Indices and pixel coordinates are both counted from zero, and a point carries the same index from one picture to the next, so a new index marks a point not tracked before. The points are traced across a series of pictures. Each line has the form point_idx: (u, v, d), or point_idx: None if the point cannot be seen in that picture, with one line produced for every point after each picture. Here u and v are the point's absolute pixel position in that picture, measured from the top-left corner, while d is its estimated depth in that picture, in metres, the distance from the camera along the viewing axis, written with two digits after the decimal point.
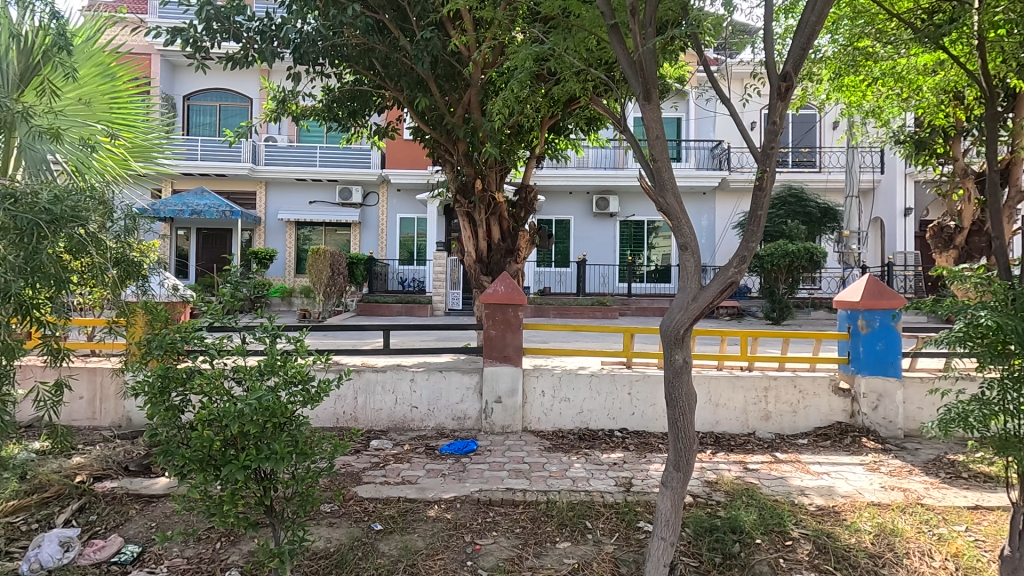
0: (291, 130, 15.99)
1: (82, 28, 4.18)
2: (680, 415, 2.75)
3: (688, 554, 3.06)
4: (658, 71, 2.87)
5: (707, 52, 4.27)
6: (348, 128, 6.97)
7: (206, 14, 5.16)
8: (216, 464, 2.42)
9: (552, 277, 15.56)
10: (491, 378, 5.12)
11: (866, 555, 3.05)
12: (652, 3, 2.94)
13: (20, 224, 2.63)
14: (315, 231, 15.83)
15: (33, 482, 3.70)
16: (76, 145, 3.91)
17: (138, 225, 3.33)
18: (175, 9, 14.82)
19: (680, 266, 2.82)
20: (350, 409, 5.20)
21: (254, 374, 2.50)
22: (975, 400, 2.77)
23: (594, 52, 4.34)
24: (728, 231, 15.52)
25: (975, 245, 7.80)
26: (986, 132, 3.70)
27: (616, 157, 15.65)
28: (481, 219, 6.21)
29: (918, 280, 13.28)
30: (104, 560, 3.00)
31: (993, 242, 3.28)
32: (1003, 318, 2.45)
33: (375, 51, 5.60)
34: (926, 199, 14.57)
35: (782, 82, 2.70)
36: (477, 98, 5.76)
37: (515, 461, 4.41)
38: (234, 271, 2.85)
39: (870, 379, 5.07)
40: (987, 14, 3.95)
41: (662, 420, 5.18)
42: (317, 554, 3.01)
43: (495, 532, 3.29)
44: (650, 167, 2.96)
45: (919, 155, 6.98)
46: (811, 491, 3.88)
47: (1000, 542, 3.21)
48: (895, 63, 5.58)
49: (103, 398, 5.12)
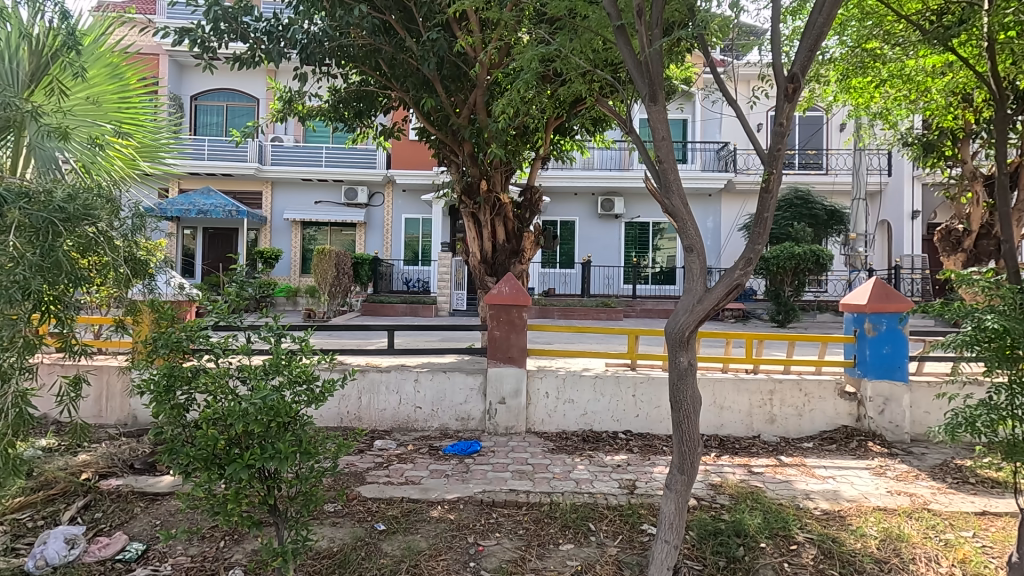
0: (297, 130, 16.02)
1: (91, 30, 4.25)
2: (684, 417, 2.73)
3: (692, 558, 3.04)
4: (664, 71, 2.84)
5: (716, 54, 4.22)
6: (354, 127, 6.94)
7: (214, 14, 5.15)
8: (220, 464, 2.42)
9: (557, 278, 15.60)
10: (494, 379, 5.11)
11: (871, 560, 3.03)
12: (658, 4, 2.91)
13: (35, 222, 2.66)
14: (320, 231, 15.89)
15: (40, 479, 3.76)
16: (85, 144, 3.98)
17: (146, 224, 3.36)
18: (183, 9, 14.90)
19: (686, 267, 2.81)
20: (355, 409, 5.21)
21: (258, 374, 2.49)
22: (982, 405, 2.73)
23: (599, 53, 4.35)
24: (733, 232, 15.47)
25: (984, 248, 7.61)
26: (996, 134, 3.69)
27: (622, 158, 15.71)
28: (486, 220, 6.19)
29: (925, 283, 13.13)
30: (109, 557, 3.03)
31: (1001, 245, 3.33)
32: (1009, 322, 2.44)
33: (381, 52, 5.64)
34: (934, 201, 14.44)
35: (789, 83, 2.62)
36: (482, 98, 5.78)
37: (519, 462, 4.41)
38: (240, 270, 2.86)
39: (876, 383, 5.03)
40: (997, 16, 3.96)
41: (666, 423, 5.16)
42: (320, 554, 3.02)
43: (498, 533, 3.28)
44: (655, 169, 2.94)
45: (925, 158, 6.69)
46: (816, 495, 3.86)
47: (1008, 548, 3.17)
48: (902, 65, 5.60)
49: (110, 395, 5.15)
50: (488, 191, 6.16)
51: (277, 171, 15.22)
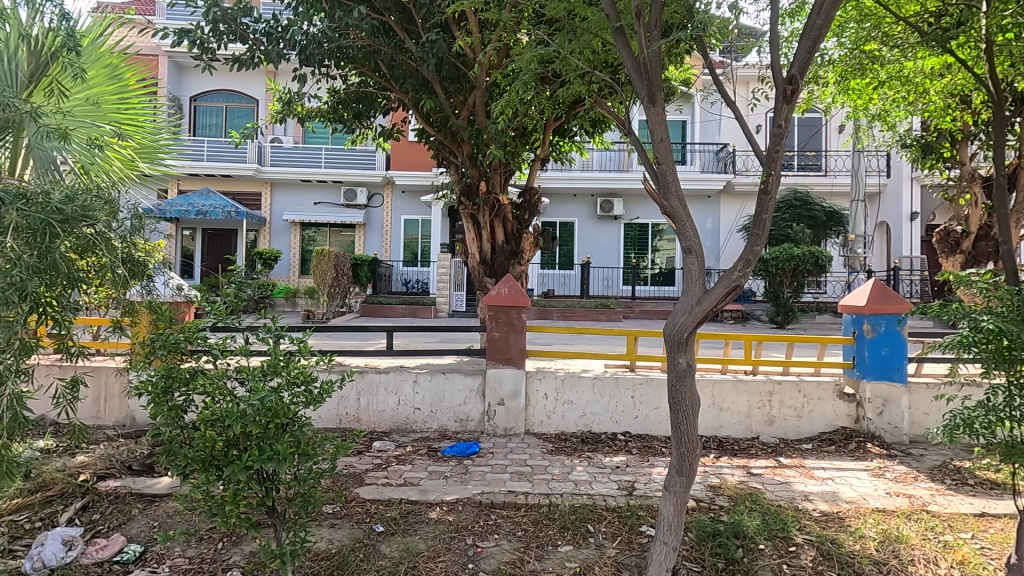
0: (297, 130, 15.99)
1: (89, 30, 4.25)
2: (683, 419, 2.73)
3: (691, 559, 3.04)
4: (664, 72, 2.83)
5: (715, 55, 4.24)
6: (353, 129, 6.94)
7: (213, 15, 5.16)
8: (218, 465, 2.41)
9: (557, 279, 15.65)
10: (493, 380, 5.11)
11: (870, 562, 3.02)
12: (657, 4, 2.89)
13: (33, 223, 2.66)
14: (320, 232, 15.90)
15: (37, 480, 3.74)
16: (84, 144, 3.98)
17: (145, 225, 3.37)
18: (183, 10, 14.93)
19: (685, 269, 2.81)
20: (353, 410, 5.21)
21: (257, 375, 2.50)
22: (980, 406, 2.74)
23: (599, 55, 4.42)
24: (733, 234, 15.47)
25: (982, 250, 7.57)
26: (994, 136, 3.71)
27: (620, 159, 15.70)
28: (486, 221, 6.19)
29: (924, 285, 13.18)
30: (107, 558, 3.01)
31: (999, 246, 3.35)
32: (1005, 323, 2.44)
33: (380, 53, 5.62)
34: (933, 203, 14.28)
35: (789, 85, 2.62)
36: (482, 99, 5.80)
37: (518, 463, 4.41)
38: (239, 271, 2.85)
39: (874, 384, 5.03)
40: (995, 18, 3.99)
41: (665, 424, 5.15)
42: (319, 555, 3.01)
43: (497, 534, 3.27)
44: (654, 171, 2.93)
45: (924, 160, 6.50)
46: (814, 497, 3.85)
47: (1006, 549, 3.17)
48: (901, 66, 5.66)
49: (108, 396, 5.15)
50: (487, 192, 6.14)
51: (277, 172, 15.22)
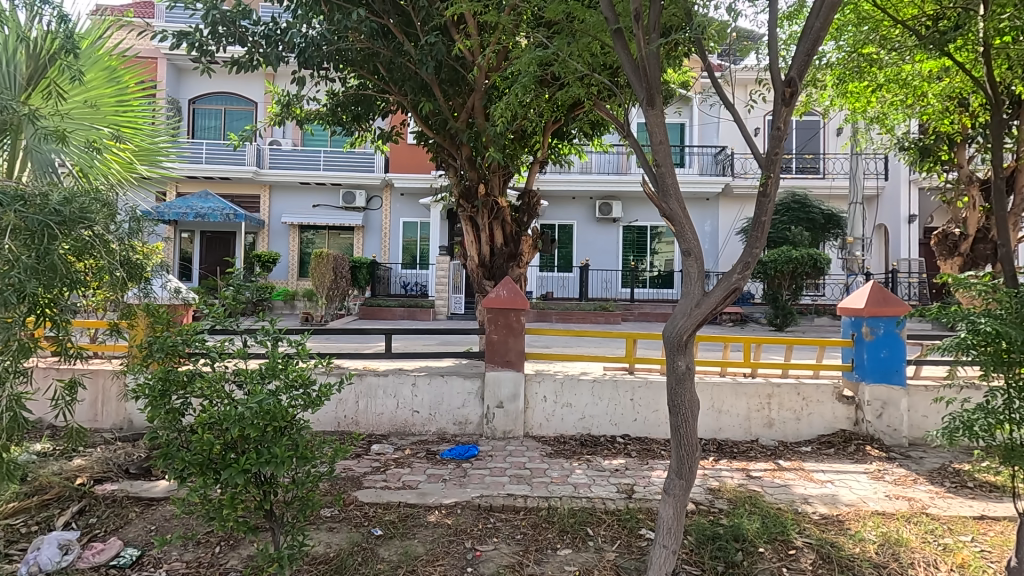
0: (297, 133, 16.04)
1: (87, 33, 4.24)
2: (682, 422, 2.73)
3: (690, 563, 3.03)
4: (663, 75, 2.82)
5: (714, 57, 4.27)
6: (352, 132, 6.93)
7: (212, 18, 5.15)
8: (216, 468, 2.40)
9: (556, 281, 15.69)
10: (492, 383, 5.10)
11: (870, 565, 3.01)
12: (656, 6, 2.90)
13: (30, 225, 2.64)
14: (319, 235, 15.91)
15: (34, 483, 3.72)
16: (82, 147, 3.97)
17: (142, 228, 3.35)
18: (182, 13, 14.96)
19: (684, 271, 2.80)
20: (352, 413, 5.19)
21: (255, 378, 2.49)
22: (979, 409, 2.72)
23: (598, 57, 4.40)
24: (732, 236, 15.51)
25: (981, 253, 7.57)
26: (991, 138, 3.73)
27: (619, 162, 15.78)
28: (485, 223, 6.18)
29: (922, 287, 13.25)
30: (102, 562, 2.99)
31: (999, 249, 3.35)
32: (1003, 326, 2.44)
33: (379, 56, 5.58)
34: (930, 205, 14.43)
35: (787, 87, 2.66)
36: (481, 101, 5.86)
37: (516, 467, 4.39)
38: (237, 274, 2.84)
39: (873, 387, 5.03)
40: (991, 21, 4.02)
41: (664, 426, 5.15)
42: (317, 559, 2.99)
43: (495, 538, 3.26)
44: (653, 174, 2.93)
45: (922, 163, 6.52)
46: (814, 500, 3.84)
47: (1007, 552, 3.16)
48: (899, 70, 5.70)
49: (106, 399, 5.13)
50: (486, 194, 6.15)
51: (277, 175, 15.23)
